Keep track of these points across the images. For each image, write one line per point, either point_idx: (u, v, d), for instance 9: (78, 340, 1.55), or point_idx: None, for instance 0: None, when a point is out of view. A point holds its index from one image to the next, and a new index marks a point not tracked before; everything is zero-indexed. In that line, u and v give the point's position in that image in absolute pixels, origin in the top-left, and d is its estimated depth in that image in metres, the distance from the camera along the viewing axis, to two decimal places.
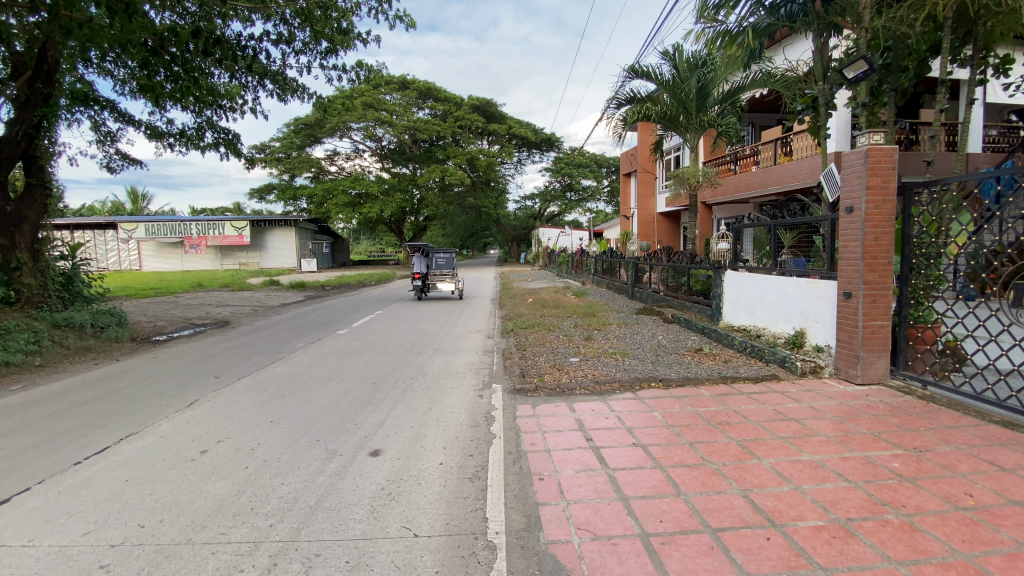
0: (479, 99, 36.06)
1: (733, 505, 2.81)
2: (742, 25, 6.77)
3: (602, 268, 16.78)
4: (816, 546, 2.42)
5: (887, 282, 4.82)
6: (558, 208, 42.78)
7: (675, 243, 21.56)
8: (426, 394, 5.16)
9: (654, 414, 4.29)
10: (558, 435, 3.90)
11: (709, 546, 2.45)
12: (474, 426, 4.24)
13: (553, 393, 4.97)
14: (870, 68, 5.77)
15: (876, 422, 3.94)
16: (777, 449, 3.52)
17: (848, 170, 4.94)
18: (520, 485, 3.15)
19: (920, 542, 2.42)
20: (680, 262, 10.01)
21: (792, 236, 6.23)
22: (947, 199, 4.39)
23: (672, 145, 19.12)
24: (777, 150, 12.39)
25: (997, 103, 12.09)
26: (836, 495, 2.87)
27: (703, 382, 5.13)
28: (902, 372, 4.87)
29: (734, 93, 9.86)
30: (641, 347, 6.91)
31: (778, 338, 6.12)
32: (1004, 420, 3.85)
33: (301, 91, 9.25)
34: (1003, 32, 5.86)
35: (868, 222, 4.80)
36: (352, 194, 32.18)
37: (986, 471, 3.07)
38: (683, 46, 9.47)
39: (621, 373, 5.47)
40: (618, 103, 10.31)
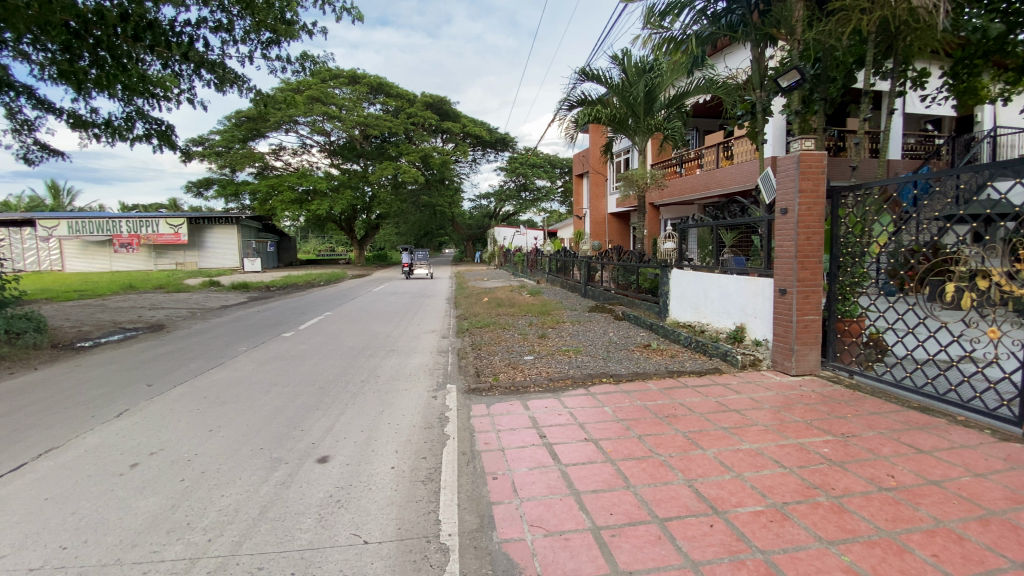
0: (432, 97, 35.59)
1: (679, 495, 2.92)
2: (686, 32, 7.04)
3: (556, 267, 17.00)
4: (755, 531, 2.55)
5: (818, 279, 5.13)
6: (513, 208, 42.98)
7: (625, 242, 22.12)
8: (378, 397, 5.04)
9: (605, 409, 4.38)
10: (511, 433, 3.92)
11: (657, 535, 2.53)
12: (427, 428, 4.19)
13: (507, 392, 4.98)
14: (802, 78, 6.12)
15: (808, 410, 4.20)
16: (719, 439, 3.69)
17: (783, 174, 5.23)
18: (474, 486, 3.13)
19: (849, 523, 2.59)
20: (630, 261, 10.28)
21: (732, 236, 6.53)
22: (869, 202, 4.77)
23: (622, 148, 19.63)
24: (719, 154, 12.96)
25: (915, 114, 13.12)
26: (772, 481, 3.04)
27: (651, 377, 5.30)
28: (832, 363, 5.22)
29: (680, 98, 10.20)
30: (593, 343, 7.06)
31: (720, 333, 6.42)
32: (919, 406, 4.21)
33: (241, 83, 8.80)
34: (919, 47, 6.34)
35: (801, 223, 5.10)
36: (299, 190, 30.99)
37: (905, 454, 3.34)
38: (631, 51, 9.68)
39: (574, 370, 5.56)
40: (570, 104, 10.47)
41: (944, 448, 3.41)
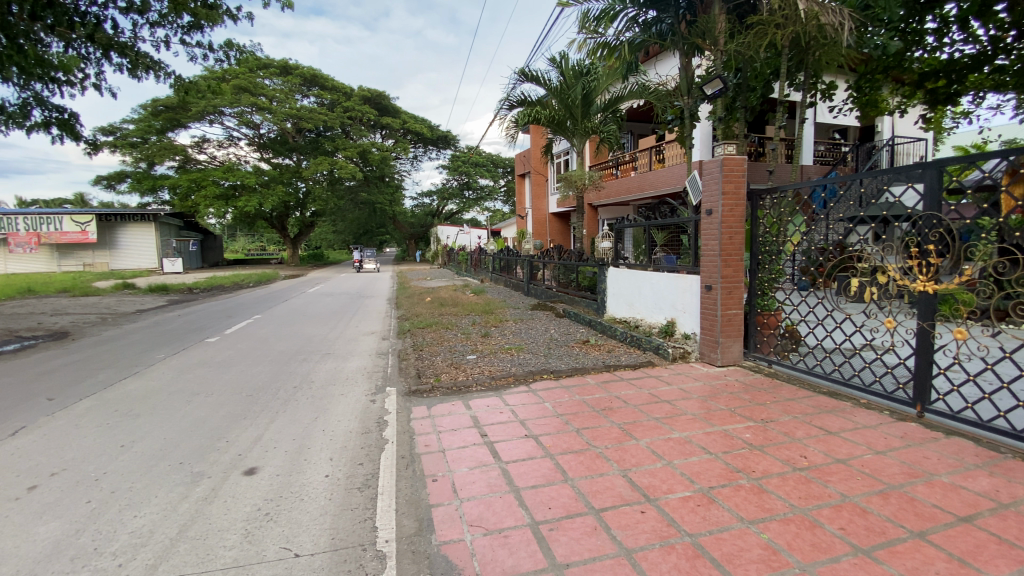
0: (370, 91, 34.62)
1: (614, 485, 3.02)
2: (619, 39, 7.41)
3: (499, 266, 17.04)
4: (683, 515, 2.69)
5: (740, 275, 5.48)
6: (456, 207, 42.57)
7: (566, 242, 22.56)
8: (312, 403, 4.84)
9: (546, 405, 4.45)
10: (452, 434, 3.88)
11: (593, 526, 2.60)
12: (365, 433, 4.07)
13: (448, 392, 4.94)
14: (724, 87, 6.49)
15: (732, 398, 4.48)
16: (652, 429, 3.85)
17: (708, 177, 5.53)
18: (413, 489, 3.08)
19: (767, 502, 2.79)
20: (570, 259, 10.51)
21: (663, 236, 6.82)
22: (784, 204, 5.15)
23: (561, 149, 20.00)
24: (652, 157, 13.52)
25: (825, 123, 14.28)
26: (700, 467, 3.22)
27: (589, 371, 5.45)
28: (753, 353, 5.60)
29: (614, 103, 10.47)
30: (534, 341, 7.15)
31: (652, 328, 6.72)
32: (828, 391, 4.59)
33: (158, 69, 8.14)
34: (827, 62, 6.89)
35: (724, 223, 5.42)
36: (225, 185, 29.10)
37: (816, 435, 3.64)
38: (568, 54, 9.85)
39: (515, 368, 5.60)
40: (510, 105, 10.55)
41: (850, 429, 3.74)
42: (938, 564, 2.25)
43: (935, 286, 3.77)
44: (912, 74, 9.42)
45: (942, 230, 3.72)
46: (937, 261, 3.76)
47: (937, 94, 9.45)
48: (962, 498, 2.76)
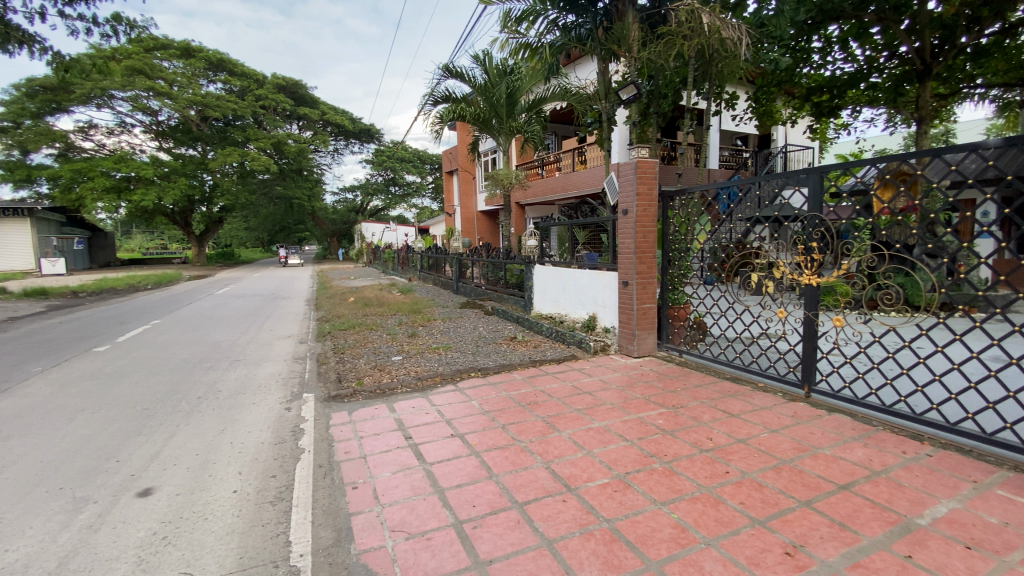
0: (285, 80, 32.62)
1: (537, 478, 3.08)
2: (541, 40, 7.61)
3: (427, 264, 16.76)
4: (602, 502, 2.80)
5: (653, 272, 5.81)
6: (381, 203, 41.19)
7: (494, 239, 22.67)
8: (218, 415, 4.49)
9: (472, 403, 4.45)
10: (374, 438, 3.77)
11: (516, 520, 2.64)
12: (279, 443, 3.85)
13: (371, 395, 4.78)
14: (637, 93, 6.81)
15: (647, 387, 4.75)
16: (574, 420, 3.98)
17: (623, 178, 5.79)
18: (331, 498, 2.96)
19: (678, 483, 2.98)
20: (498, 257, 10.59)
21: (585, 234, 7.02)
22: (692, 205, 5.53)
23: (487, 147, 20.06)
24: (575, 159, 13.92)
25: (730, 131, 15.46)
26: (617, 454, 3.37)
27: (516, 367, 5.53)
28: (666, 344, 5.95)
29: (538, 103, 10.65)
30: (462, 339, 7.13)
31: (576, 323, 6.96)
32: (731, 376, 5.00)
33: (33, 44, 7.16)
34: (728, 74, 7.40)
35: (638, 222, 5.71)
36: (116, 176, 26.15)
37: (720, 418, 3.95)
38: (492, 52, 9.89)
39: (442, 367, 5.55)
40: (434, 100, 10.39)
41: (749, 411, 4.10)
42: (823, 530, 2.51)
43: (818, 279, 4.19)
44: (801, 88, 10.47)
45: (823, 230, 4.15)
46: (820, 257, 4.17)
47: (822, 107, 10.59)
48: (841, 468, 3.11)
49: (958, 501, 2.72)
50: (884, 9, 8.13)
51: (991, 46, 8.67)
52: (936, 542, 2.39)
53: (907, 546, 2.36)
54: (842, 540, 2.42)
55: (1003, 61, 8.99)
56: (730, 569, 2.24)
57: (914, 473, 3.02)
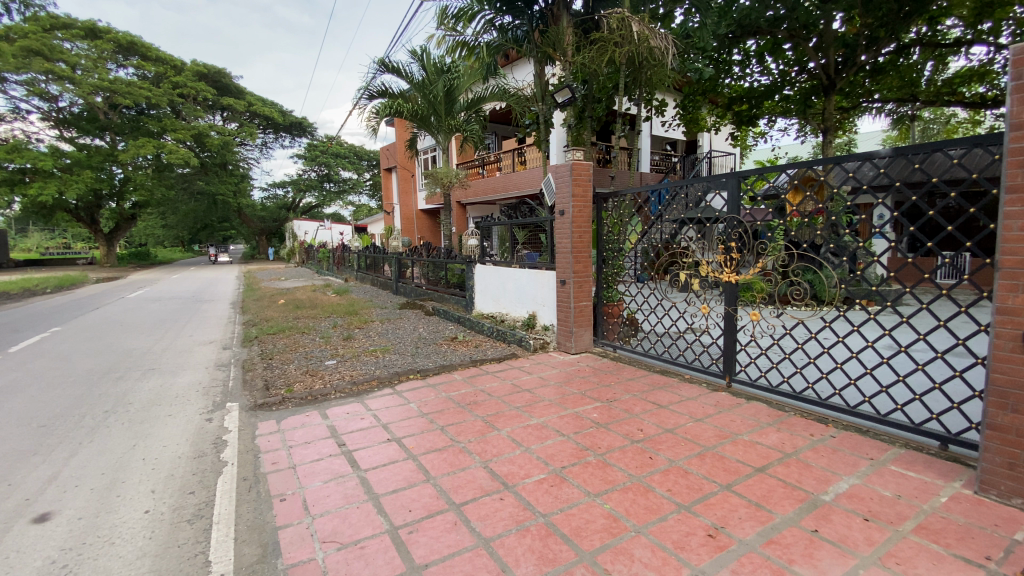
0: (207, 67, 30.44)
1: (474, 478, 3.08)
2: (478, 39, 7.70)
3: (365, 264, 16.25)
4: (538, 497, 2.85)
5: (588, 270, 5.99)
6: (315, 201, 39.46)
7: (435, 238, 22.42)
8: (129, 429, 4.12)
9: (410, 406, 4.37)
10: (305, 447, 3.61)
11: (453, 522, 2.63)
12: (198, 457, 3.60)
13: (302, 402, 4.57)
14: (572, 97, 6.96)
15: (584, 382, 4.89)
16: (512, 418, 4.01)
17: (559, 179, 5.91)
18: (256, 512, 2.80)
19: (610, 475, 3.09)
20: (438, 256, 10.46)
21: (524, 234, 7.08)
22: (624, 206, 5.78)
23: (427, 145, 19.80)
24: (514, 159, 14.03)
25: (660, 136, 16.20)
26: (554, 449, 3.44)
27: (456, 367, 5.48)
28: (602, 340, 6.13)
29: (477, 103, 10.62)
30: (401, 341, 6.98)
31: (516, 322, 7.03)
32: (660, 369, 5.24)
33: None
34: (657, 80, 7.68)
35: (574, 222, 5.84)
36: (7, 167, 23.33)
37: (651, 410, 4.13)
38: (429, 49, 9.77)
39: (379, 370, 5.40)
40: (369, 95, 10.09)
41: (677, 402, 4.31)
42: (741, 511, 2.69)
43: (737, 277, 4.48)
44: (724, 97, 11.16)
45: (742, 231, 4.44)
46: (739, 256, 4.45)
47: (742, 116, 11.36)
48: (758, 452, 3.36)
49: (857, 477, 3.01)
50: (794, 28, 8.84)
51: (886, 65, 9.66)
52: (839, 516, 2.63)
53: (814, 521, 2.58)
54: (758, 519, 2.61)
55: (896, 78, 9.99)
56: (658, 554, 2.35)
57: (820, 454, 3.31)
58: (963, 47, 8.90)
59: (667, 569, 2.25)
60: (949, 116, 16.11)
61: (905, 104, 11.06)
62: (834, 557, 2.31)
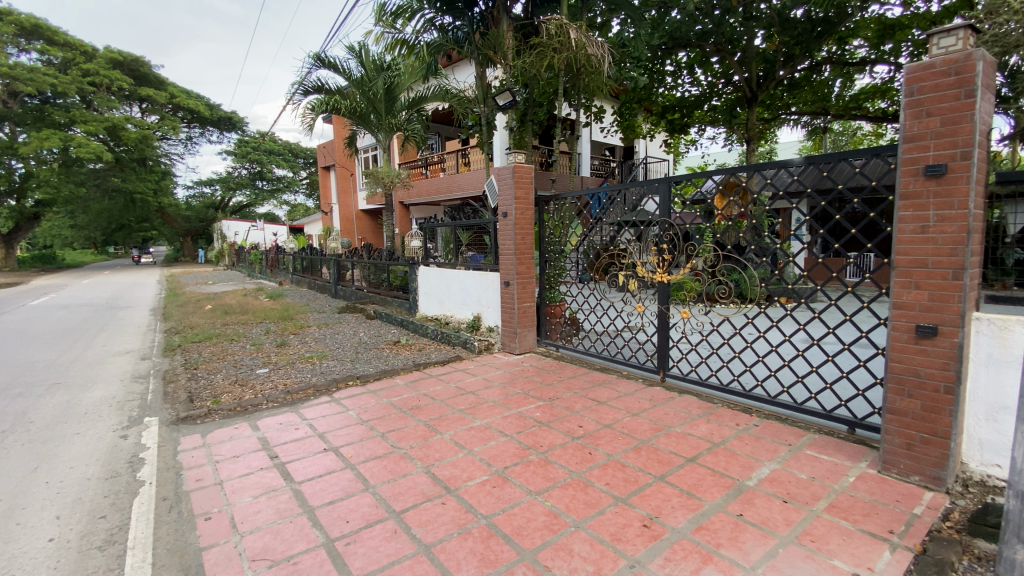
0: (123, 55, 28.12)
1: (416, 483, 3.03)
2: (418, 38, 7.63)
3: (301, 267, 15.58)
4: (480, 499, 2.85)
5: (530, 271, 6.06)
6: (247, 200, 37.40)
7: (377, 240, 21.91)
8: (28, 451, 3.72)
9: (349, 413, 4.23)
10: (233, 462, 3.40)
11: (393, 530, 2.57)
12: (110, 478, 3.30)
13: (231, 414, 4.31)
14: (513, 100, 7.00)
15: (528, 382, 4.93)
16: (456, 421, 3.98)
17: (501, 181, 5.94)
18: (178, 533, 2.61)
19: (551, 472, 3.14)
20: (380, 258, 10.20)
21: (467, 236, 7.05)
22: (565, 209, 5.92)
23: (367, 144, 19.33)
24: (458, 160, 13.96)
25: (599, 141, 16.69)
26: (497, 450, 3.45)
27: (398, 372, 5.36)
28: (545, 340, 6.23)
29: (418, 102, 10.48)
30: (340, 346, 6.75)
31: (461, 324, 7.00)
32: (600, 366, 5.40)
33: None
34: (596, 87, 7.78)
35: (517, 224, 5.90)
36: None
37: (591, 407, 4.23)
38: (368, 45, 9.57)
39: (316, 378, 5.19)
40: (304, 90, 9.69)
41: (615, 398, 4.45)
42: (674, 500, 2.82)
43: (668, 277, 4.68)
44: (658, 106, 11.68)
45: (673, 234, 4.66)
46: (671, 258, 4.67)
47: (674, 124, 11.95)
48: (689, 443, 3.53)
49: (778, 462, 3.23)
50: (720, 43, 9.41)
51: (802, 81, 10.51)
52: (761, 500, 2.81)
53: (739, 506, 2.75)
54: (689, 507, 2.74)
55: (810, 93, 10.86)
56: (596, 548, 2.42)
57: (745, 442, 3.52)
58: (867, 66, 9.78)
59: (605, 562, 2.31)
60: (855, 129, 17.67)
61: (818, 118, 12.03)
62: (757, 538, 2.47)
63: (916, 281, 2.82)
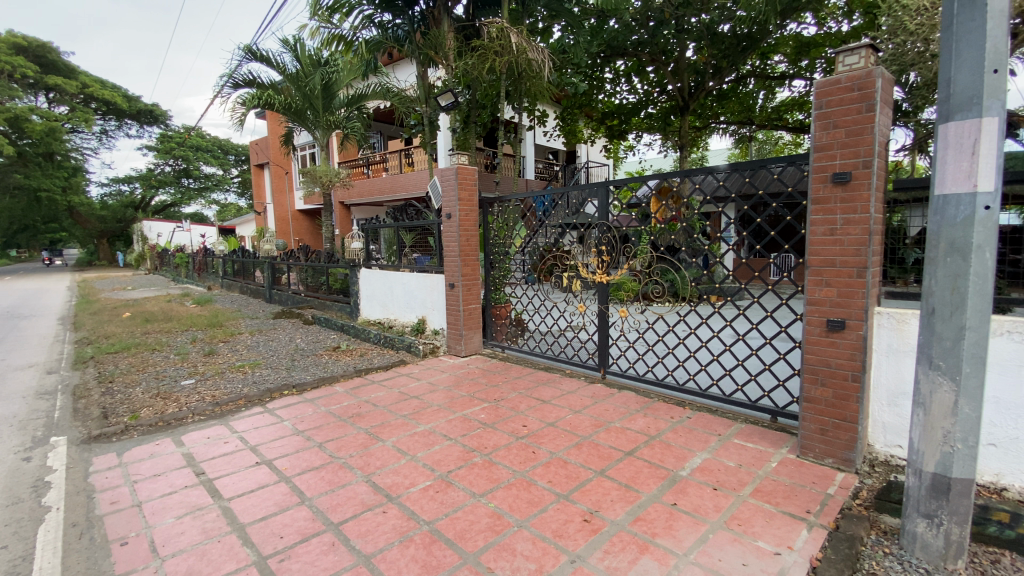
0: (25, 38, 25.53)
1: (355, 493, 2.95)
2: (356, 35, 7.45)
3: (232, 270, 14.71)
4: (422, 505, 2.81)
5: (475, 273, 6.06)
6: (172, 199, 34.90)
7: (316, 242, 21.11)
8: None
9: (284, 424, 4.05)
10: (153, 481, 3.17)
11: (331, 542, 2.49)
12: (9, 506, 2.98)
13: (152, 430, 4.01)
14: (455, 101, 6.93)
15: (473, 384, 4.92)
16: (398, 427, 3.91)
17: (444, 183, 5.89)
18: (90, 561, 2.40)
19: (495, 473, 3.15)
20: (318, 261, 9.82)
21: (411, 237, 6.93)
22: (509, 211, 5.97)
23: (304, 141, 18.61)
24: (401, 160, 13.70)
25: (543, 145, 16.93)
26: (440, 454, 3.42)
27: (337, 379, 5.18)
28: (491, 341, 6.25)
29: (358, 99, 10.22)
30: (275, 354, 6.44)
31: (405, 327, 6.89)
32: (544, 366, 5.48)
33: None
34: (538, 92, 7.82)
35: (461, 226, 5.88)
36: None
37: (536, 406, 4.28)
38: (303, 39, 9.20)
39: (248, 388, 4.92)
40: (234, 84, 9.17)
41: (559, 396, 4.53)
42: (613, 493, 2.91)
43: (608, 277, 4.86)
44: (598, 112, 12.01)
45: (612, 235, 4.81)
46: (610, 259, 4.82)
47: (613, 130, 12.31)
48: (628, 437, 3.66)
49: (708, 452, 3.41)
50: (655, 54, 9.82)
51: (729, 92, 11.17)
52: (694, 488, 2.95)
53: (673, 496, 2.88)
54: (627, 499, 2.84)
55: (737, 104, 11.56)
56: (538, 545, 2.45)
57: (679, 434, 3.69)
58: (786, 80, 10.53)
59: (547, 559, 2.35)
60: (777, 138, 18.97)
61: (744, 127, 12.80)
62: (689, 526, 2.59)
63: (826, 279, 3.06)
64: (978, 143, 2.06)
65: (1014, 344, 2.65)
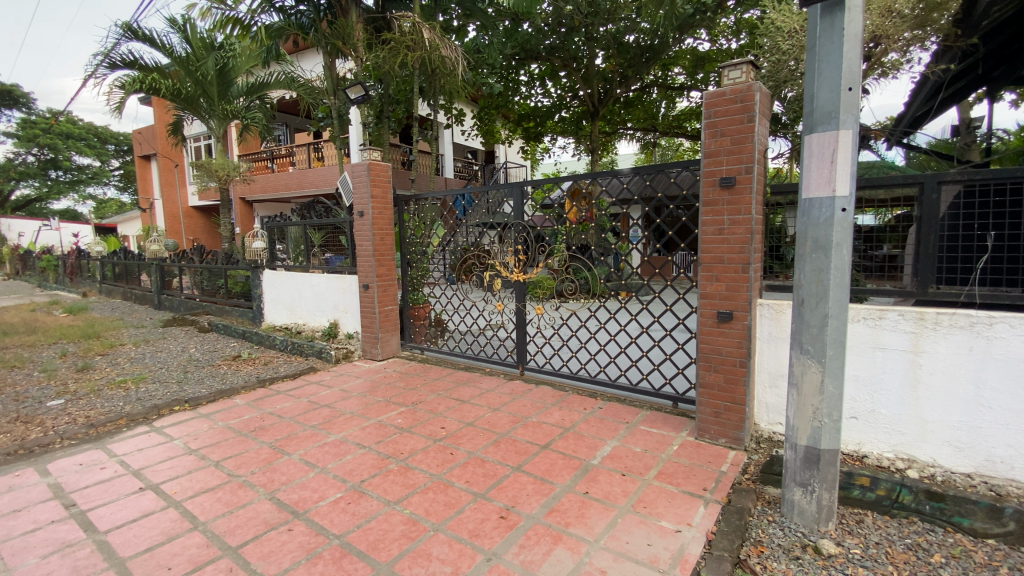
0: None
1: (258, 513, 2.75)
2: (254, 19, 6.96)
3: (113, 274, 13.13)
4: (332, 519, 2.68)
5: (392, 273, 5.90)
6: (36, 193, 30.43)
7: (214, 241, 19.45)
8: None
9: (175, 443, 3.68)
10: (11, 518, 2.75)
11: (229, 569, 2.30)
12: None
13: (7, 460, 3.47)
14: (365, 95, 6.69)
15: (388, 389, 4.78)
16: (307, 438, 3.71)
17: (356, 180, 5.66)
18: None
19: (411, 479, 3.09)
20: (216, 263, 9.04)
21: (320, 236, 6.60)
22: (426, 210, 5.88)
23: (198, 131, 17.03)
24: (310, 154, 12.99)
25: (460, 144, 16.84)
26: (353, 464, 3.29)
27: (238, 391, 4.81)
28: (409, 343, 6.12)
29: (259, 88, 9.55)
30: (164, 366, 5.84)
31: (315, 332, 6.55)
32: (464, 366, 5.47)
33: None
34: (452, 90, 7.78)
35: (375, 226, 5.70)
36: None
37: (454, 407, 4.25)
38: (193, 20, 8.40)
39: (130, 406, 4.42)
40: (110, 64, 8.17)
41: (477, 395, 4.53)
42: (529, 488, 2.97)
43: (524, 276, 4.94)
44: (514, 113, 12.17)
45: (527, 235, 4.89)
46: (526, 257, 4.91)
47: (530, 132, 12.54)
48: (544, 431, 3.75)
49: (617, 440, 3.59)
50: (567, 60, 10.14)
51: (635, 99, 11.79)
52: (604, 476, 3.09)
53: (585, 485, 2.99)
54: (542, 492, 2.91)
55: (642, 111, 12.24)
56: (454, 548, 2.44)
57: (591, 425, 3.84)
58: (685, 91, 11.31)
59: (463, 560, 2.34)
60: (678, 144, 20.32)
61: (649, 133, 13.60)
62: (600, 512, 2.71)
63: (716, 275, 3.34)
64: (836, 153, 2.34)
65: (868, 328, 3.05)
